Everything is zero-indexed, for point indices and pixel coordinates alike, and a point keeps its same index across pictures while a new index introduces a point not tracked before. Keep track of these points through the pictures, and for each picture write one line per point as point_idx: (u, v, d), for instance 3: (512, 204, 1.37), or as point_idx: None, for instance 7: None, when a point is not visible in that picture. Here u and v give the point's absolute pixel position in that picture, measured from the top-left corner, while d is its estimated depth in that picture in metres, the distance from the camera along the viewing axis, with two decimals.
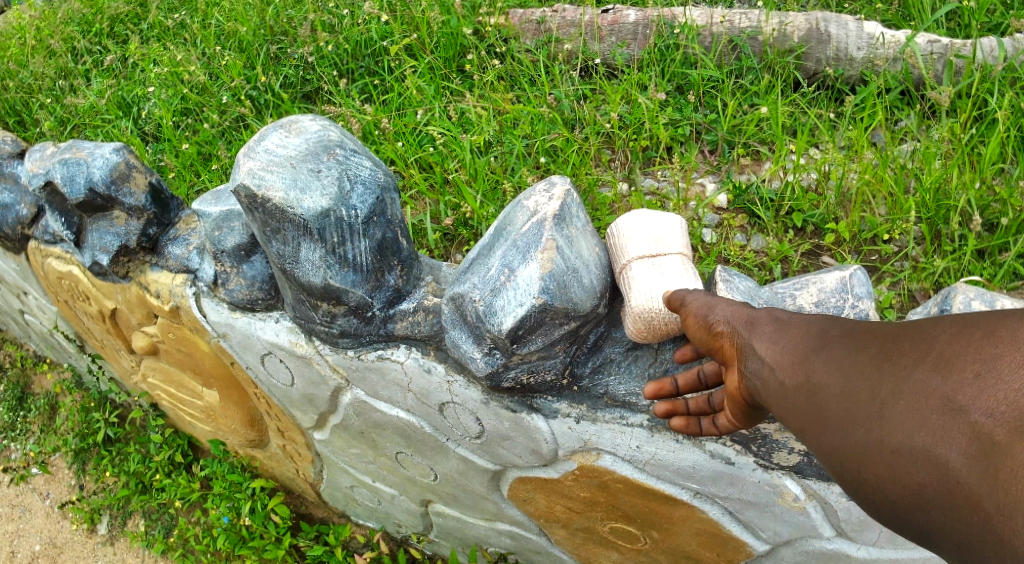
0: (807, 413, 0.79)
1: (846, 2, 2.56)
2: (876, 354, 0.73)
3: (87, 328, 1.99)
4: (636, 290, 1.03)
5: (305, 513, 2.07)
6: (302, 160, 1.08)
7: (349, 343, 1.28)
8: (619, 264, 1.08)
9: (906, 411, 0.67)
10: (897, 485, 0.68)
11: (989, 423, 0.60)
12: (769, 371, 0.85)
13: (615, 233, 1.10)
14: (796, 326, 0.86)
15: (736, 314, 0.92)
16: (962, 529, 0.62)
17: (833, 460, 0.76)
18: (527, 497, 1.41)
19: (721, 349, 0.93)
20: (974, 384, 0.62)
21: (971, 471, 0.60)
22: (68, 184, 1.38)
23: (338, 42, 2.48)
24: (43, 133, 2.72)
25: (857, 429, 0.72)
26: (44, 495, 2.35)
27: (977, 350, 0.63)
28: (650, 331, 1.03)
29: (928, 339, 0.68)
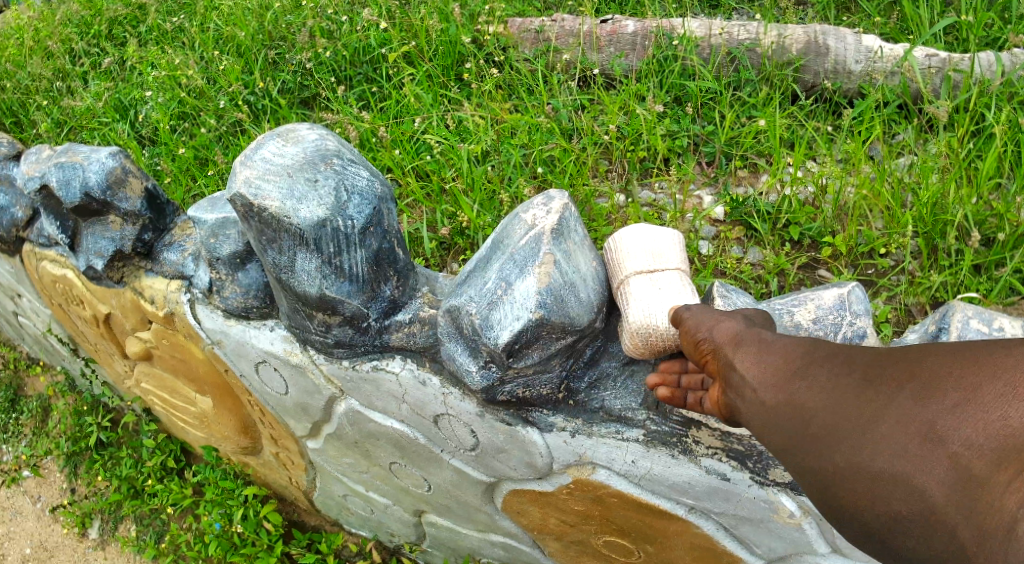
0: (786, 432, 0.80)
1: (843, 15, 2.57)
2: (857, 377, 0.75)
3: (80, 332, 1.98)
4: (632, 308, 1.03)
5: (297, 521, 2.05)
6: (298, 169, 1.08)
7: (344, 353, 1.27)
8: (616, 280, 1.07)
9: (888, 436, 0.69)
10: (874, 507, 0.70)
11: (971, 452, 0.63)
12: (751, 390, 0.84)
13: (611, 248, 1.09)
14: (778, 345, 0.86)
15: (722, 329, 0.91)
16: (939, 551, 0.66)
17: (807, 479, 0.78)
18: (521, 509, 1.40)
19: (708, 365, 0.92)
20: (956, 414, 0.65)
21: (950, 498, 0.64)
22: (63, 188, 1.38)
23: (337, 49, 2.48)
24: (39, 136, 2.71)
25: (835, 450, 0.73)
26: (35, 499, 2.34)
27: (959, 381, 0.66)
28: (647, 347, 1.03)
29: (907, 364, 0.71)
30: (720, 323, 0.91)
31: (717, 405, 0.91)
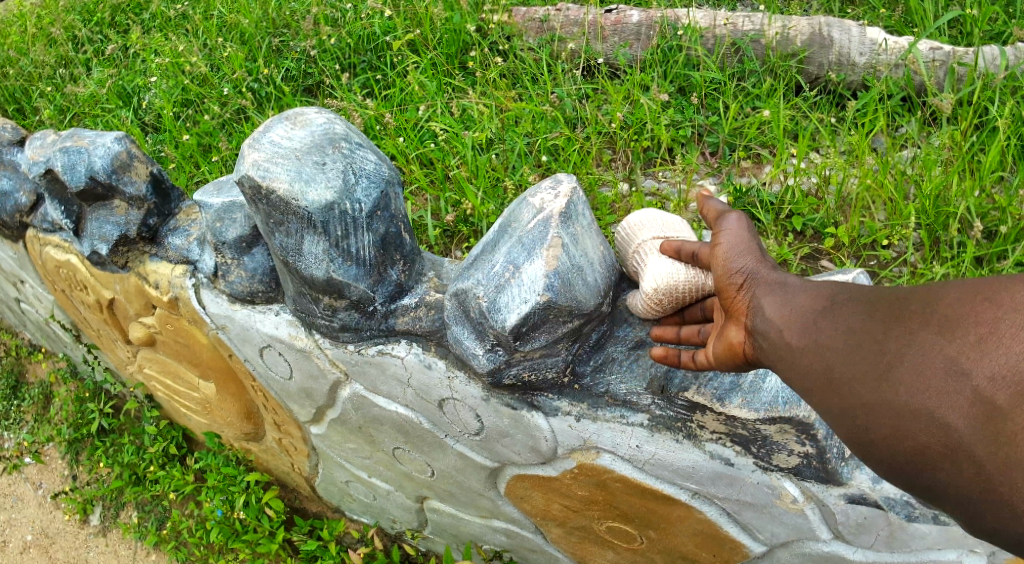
0: (813, 375, 0.80)
1: (848, 7, 2.57)
2: (881, 316, 0.74)
3: (83, 318, 1.98)
4: (649, 265, 1.07)
5: (299, 508, 2.06)
6: (307, 152, 1.08)
7: (350, 337, 1.28)
8: (633, 249, 1.12)
9: (910, 373, 0.68)
10: (902, 443, 0.70)
11: (992, 385, 0.62)
12: (778, 331, 0.84)
13: (624, 229, 1.17)
14: (807, 289, 0.86)
15: (756, 266, 0.91)
16: (967, 485, 0.66)
17: (838, 419, 0.78)
18: (524, 495, 1.41)
19: (731, 304, 0.92)
20: (977, 348, 0.63)
21: (973, 432, 0.63)
22: (68, 172, 1.38)
23: (341, 36, 2.47)
24: (42, 122, 2.70)
25: (862, 389, 0.74)
26: (37, 485, 2.35)
27: (978, 316, 0.64)
28: (669, 297, 1.03)
29: (928, 299, 0.69)
30: (754, 257, 0.91)
31: (734, 347, 0.91)
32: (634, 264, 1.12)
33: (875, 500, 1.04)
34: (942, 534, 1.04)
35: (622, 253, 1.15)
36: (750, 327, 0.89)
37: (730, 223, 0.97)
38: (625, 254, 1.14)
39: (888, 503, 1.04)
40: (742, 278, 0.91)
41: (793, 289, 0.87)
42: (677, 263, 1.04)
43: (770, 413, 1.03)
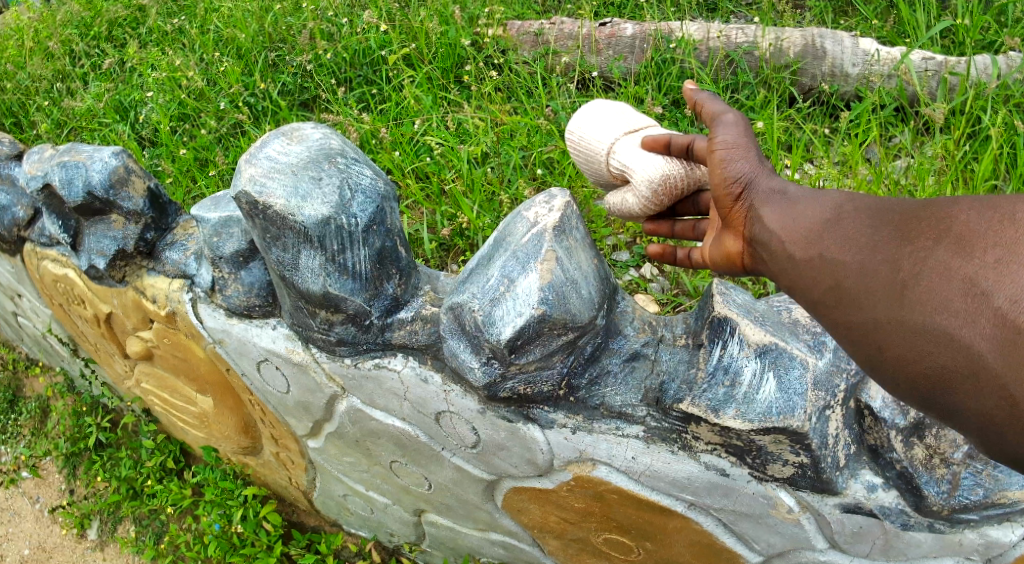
0: (829, 295, 0.80)
1: (841, 19, 2.60)
2: (894, 234, 0.74)
3: (80, 332, 1.98)
4: (630, 164, 1.17)
5: (297, 522, 2.06)
6: (303, 167, 1.10)
7: (347, 351, 1.28)
8: (600, 155, 1.22)
9: (925, 291, 0.68)
10: (918, 364, 0.70)
11: (1011, 303, 0.61)
12: (778, 243, 0.90)
13: (573, 139, 1.26)
14: (809, 200, 0.90)
15: (754, 172, 0.98)
16: (989, 406, 0.65)
17: (852, 341, 0.78)
18: (522, 507, 1.41)
19: (731, 214, 1.00)
20: (996, 268, 0.63)
21: (991, 349, 0.62)
22: (66, 187, 1.39)
23: (337, 51, 2.49)
24: (39, 136, 2.71)
25: (875, 307, 0.73)
26: (34, 499, 2.34)
27: (999, 236, 0.64)
28: (667, 191, 1.17)
29: (944, 218, 0.70)
30: (752, 164, 0.98)
31: (732, 255, 1.02)
32: (611, 170, 1.22)
33: (870, 509, 1.05)
34: (938, 541, 1.05)
35: (584, 162, 1.25)
36: (749, 236, 0.97)
37: (729, 129, 1.03)
38: (589, 161, 1.24)
39: (883, 512, 1.05)
40: (741, 186, 0.99)
41: (796, 202, 0.91)
42: (662, 158, 1.16)
43: (764, 424, 1.00)
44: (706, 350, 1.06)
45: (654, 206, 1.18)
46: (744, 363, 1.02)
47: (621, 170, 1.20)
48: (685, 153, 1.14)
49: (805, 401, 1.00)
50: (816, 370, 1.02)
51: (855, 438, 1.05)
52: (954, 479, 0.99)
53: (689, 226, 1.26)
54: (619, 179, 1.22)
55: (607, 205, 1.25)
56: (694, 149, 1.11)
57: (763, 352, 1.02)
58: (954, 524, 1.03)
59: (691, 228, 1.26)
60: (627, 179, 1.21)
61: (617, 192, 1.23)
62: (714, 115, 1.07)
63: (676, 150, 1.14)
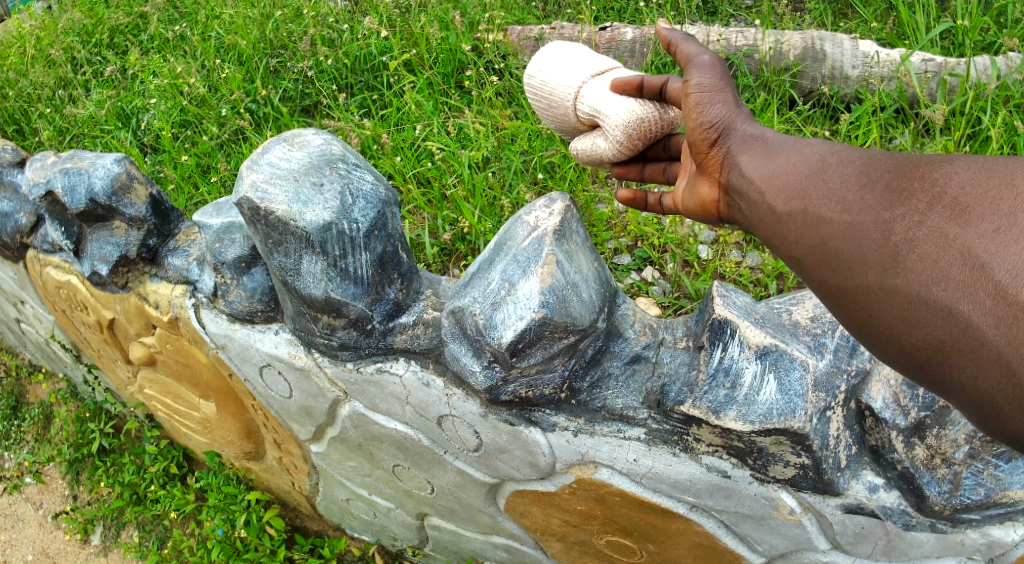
0: (820, 261, 0.80)
1: (840, 21, 2.61)
2: (885, 196, 0.74)
3: (83, 338, 1.99)
4: (600, 107, 1.15)
5: (300, 526, 2.06)
6: (305, 173, 1.10)
7: (349, 356, 1.29)
8: (566, 101, 1.19)
9: (920, 258, 0.67)
10: (913, 335, 0.69)
11: (1008, 271, 0.60)
12: (758, 193, 0.92)
13: (536, 86, 1.22)
14: (788, 148, 0.92)
15: (729, 117, 0.99)
16: (984, 382, 0.63)
17: (844, 307, 0.77)
18: (524, 510, 1.41)
19: (707, 160, 1.02)
20: (993, 237, 0.62)
21: (987, 318, 0.61)
22: (69, 194, 1.40)
23: (337, 57, 2.50)
24: (41, 143, 2.72)
25: (868, 273, 0.73)
26: (38, 505, 2.35)
27: (997, 205, 0.64)
28: (639, 135, 1.14)
29: (938, 184, 0.69)
30: (728, 108, 0.99)
31: (707, 202, 1.05)
32: (579, 115, 1.19)
33: (872, 510, 1.06)
34: (940, 541, 1.05)
35: (549, 109, 1.22)
36: (726, 184, 0.99)
37: (704, 70, 1.02)
38: (555, 107, 1.21)
39: (885, 513, 1.06)
40: (717, 132, 0.99)
41: (774, 149, 0.93)
42: (632, 100, 1.13)
43: (765, 425, 1.01)
44: (706, 353, 1.06)
45: (627, 149, 1.16)
46: (745, 365, 1.02)
47: (590, 115, 1.17)
48: (656, 95, 1.12)
49: (805, 402, 1.01)
50: (816, 371, 1.02)
51: (855, 439, 1.05)
52: (955, 478, 1.00)
53: (659, 170, 1.24)
54: (588, 124, 1.20)
55: (576, 152, 1.22)
56: (666, 90, 1.09)
57: (763, 354, 1.02)
58: (955, 523, 1.03)
59: (662, 171, 1.24)
60: (597, 123, 1.18)
61: (586, 138, 1.20)
62: (688, 55, 1.05)
63: (648, 92, 1.12)
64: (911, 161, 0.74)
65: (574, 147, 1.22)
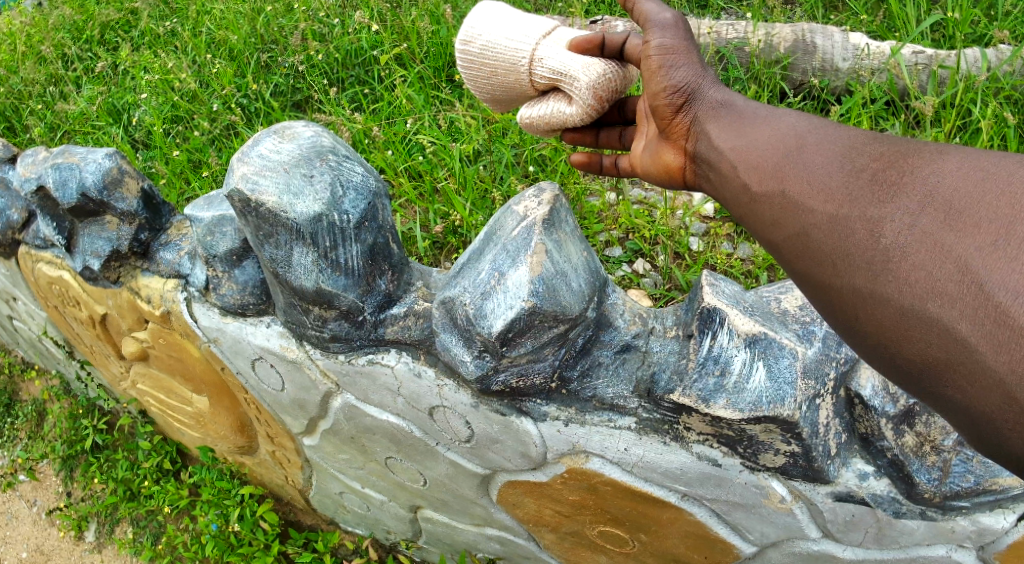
0: (807, 258, 0.78)
1: (831, 14, 2.62)
2: (873, 194, 0.72)
3: (76, 334, 1.98)
4: (563, 67, 1.10)
5: (294, 521, 2.06)
6: (295, 165, 1.10)
7: (341, 348, 1.29)
8: (521, 65, 1.13)
9: (913, 267, 0.65)
10: (904, 346, 0.67)
11: (1007, 289, 0.58)
12: (729, 166, 0.94)
13: (479, 50, 1.15)
14: (761, 123, 0.93)
15: (697, 82, 1.01)
16: (975, 399, 0.62)
17: (832, 308, 0.76)
18: (517, 501, 1.42)
19: (673, 126, 1.04)
20: (991, 250, 0.61)
21: (983, 337, 0.59)
22: (60, 189, 1.39)
23: (329, 51, 2.50)
24: (33, 140, 2.71)
25: (856, 276, 0.71)
26: (32, 502, 2.34)
27: (995, 214, 0.62)
28: (604, 94, 1.11)
29: (930, 187, 0.68)
30: (696, 71, 1.01)
31: (671, 168, 1.07)
32: (536, 78, 1.14)
33: (862, 498, 1.06)
34: (930, 528, 1.06)
35: (497, 75, 1.16)
36: (693, 151, 1.02)
37: (668, 32, 1.02)
38: (507, 72, 1.15)
39: (875, 500, 1.06)
40: (686, 97, 1.01)
41: (745, 121, 0.96)
42: (594, 58, 1.10)
43: (754, 413, 1.02)
44: (696, 341, 1.05)
45: (594, 112, 1.13)
46: (734, 353, 1.03)
47: (550, 77, 1.12)
48: (615, 54, 1.11)
49: (794, 390, 1.01)
50: (805, 359, 1.02)
51: (845, 426, 1.06)
52: (944, 466, 1.01)
53: (614, 136, 1.24)
54: (544, 88, 1.15)
55: (533, 119, 1.17)
56: (626, 49, 1.09)
57: (753, 342, 1.02)
58: (946, 511, 1.04)
59: (617, 136, 1.24)
60: (555, 85, 1.14)
61: (545, 102, 1.15)
62: (647, 14, 1.02)
63: (608, 50, 1.11)
64: (900, 158, 0.73)
65: (531, 114, 1.17)
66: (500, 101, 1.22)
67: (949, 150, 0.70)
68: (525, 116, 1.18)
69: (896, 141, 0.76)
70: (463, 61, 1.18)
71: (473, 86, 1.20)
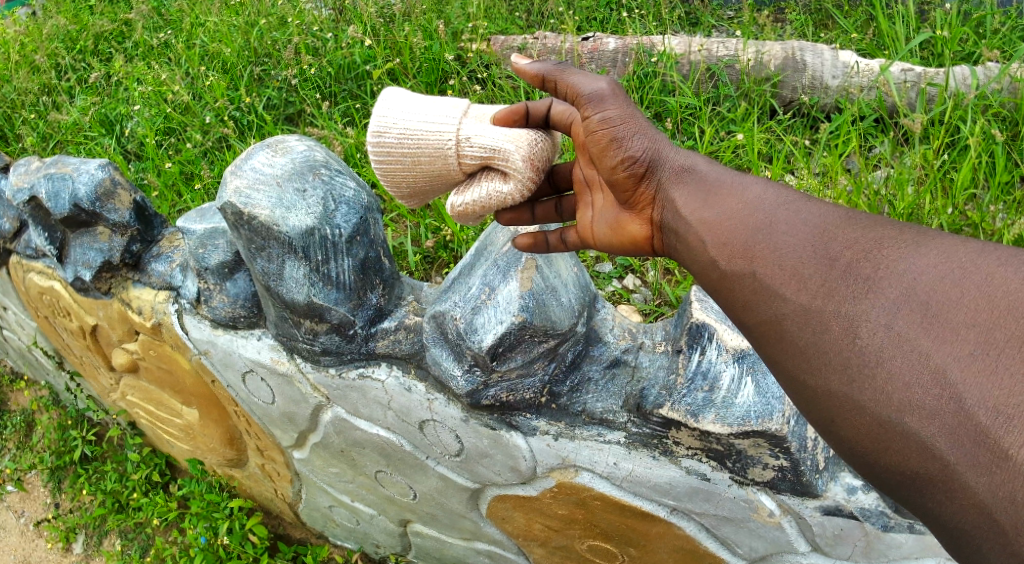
0: (779, 347, 0.76)
1: (821, 31, 2.65)
2: (848, 286, 0.71)
3: (66, 345, 1.98)
4: (494, 142, 0.99)
5: (283, 534, 2.05)
6: (288, 179, 1.11)
7: (331, 361, 1.29)
8: (446, 149, 1.00)
9: (890, 377, 0.65)
10: (881, 454, 0.67)
11: (986, 407, 0.60)
12: (697, 238, 0.88)
13: (396, 139, 1.01)
14: (728, 191, 0.88)
15: (653, 147, 0.93)
16: (954, 514, 0.62)
17: (803, 402, 0.74)
18: (506, 515, 1.42)
19: (636, 197, 0.96)
20: (968, 361, 0.62)
21: (963, 456, 0.60)
22: (52, 200, 1.40)
23: (321, 65, 2.51)
24: (25, 149, 2.71)
25: (829, 376, 0.70)
26: (19, 513, 2.32)
27: (974, 319, 0.64)
28: (540, 161, 1.01)
29: (908, 282, 0.68)
30: (650, 136, 0.93)
31: (640, 239, 0.98)
32: (466, 159, 1.01)
33: (850, 512, 1.07)
34: (918, 542, 1.06)
35: (420, 164, 1.02)
36: (660, 221, 0.94)
37: (607, 103, 0.94)
38: (433, 157, 1.01)
39: (863, 514, 1.06)
40: (647, 165, 0.93)
41: (714, 187, 0.90)
42: (522, 129, 1.01)
43: (743, 427, 1.02)
44: (685, 356, 1.08)
45: (533, 185, 1.02)
46: (723, 368, 1.05)
47: (482, 156, 1.00)
48: (539, 123, 1.03)
49: (783, 405, 1.02)
50: None
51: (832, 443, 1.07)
52: None
53: (551, 208, 1.09)
54: (473, 170, 1.02)
55: (469, 205, 1.02)
56: (551, 117, 1.02)
57: (741, 357, 1.05)
58: None
59: (554, 209, 1.09)
60: (485, 165, 1.02)
61: (478, 186, 1.02)
62: (578, 89, 0.95)
63: (533, 120, 1.03)
64: (876, 245, 0.73)
65: (465, 200, 1.02)
66: (419, 193, 1.07)
67: (926, 239, 0.71)
68: (458, 203, 1.03)
69: (874, 223, 0.75)
70: (376, 154, 1.03)
71: (388, 181, 1.06)
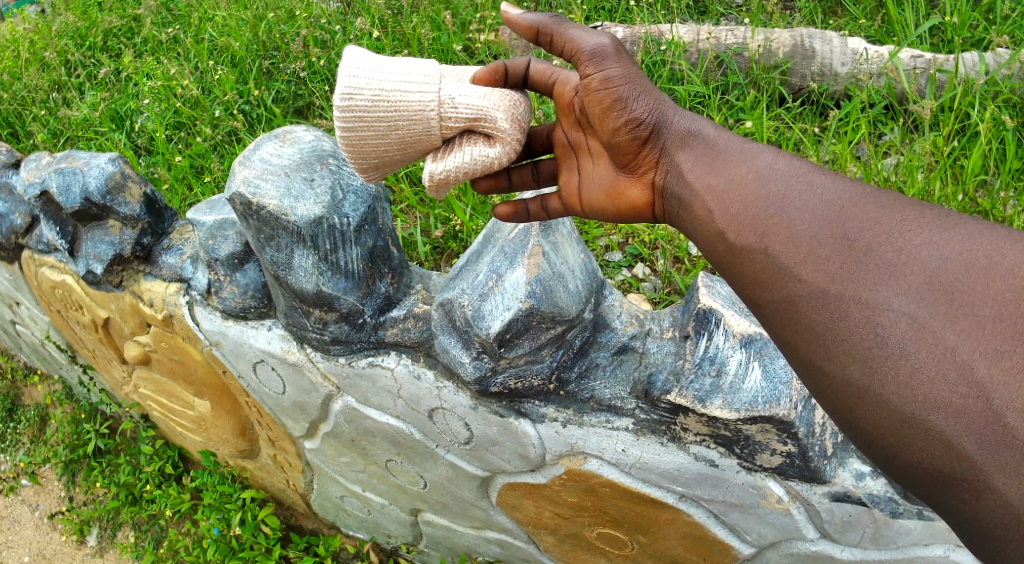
0: (793, 329, 0.76)
1: (830, 18, 2.64)
2: (869, 273, 0.71)
3: (79, 339, 1.99)
4: (479, 103, 0.96)
5: (295, 525, 2.07)
6: (296, 169, 1.12)
7: (341, 350, 1.30)
8: (426, 112, 0.96)
9: (914, 371, 0.65)
10: (903, 451, 0.67)
11: (1014, 408, 0.60)
12: (710, 215, 0.87)
13: (369, 102, 0.95)
14: (736, 159, 0.88)
15: (656, 108, 0.93)
16: (979, 513, 0.64)
17: (820, 392, 0.74)
18: (516, 503, 1.42)
19: (639, 160, 0.96)
20: (997, 359, 0.62)
21: (991, 458, 0.61)
22: (63, 194, 1.40)
23: (330, 58, 2.53)
24: (36, 146, 2.72)
25: (849, 366, 0.69)
26: (34, 507, 2.34)
27: (1000, 313, 0.64)
28: (521, 122, 0.99)
29: (931, 270, 0.68)
30: (653, 96, 0.93)
31: (640, 203, 0.99)
32: (449, 122, 0.97)
33: (859, 498, 1.06)
34: (927, 528, 1.05)
35: (396, 129, 0.96)
36: (663, 185, 0.95)
37: (610, 62, 0.92)
38: (412, 121, 0.96)
39: (872, 500, 1.06)
40: (651, 126, 0.93)
41: (720, 155, 0.90)
42: (502, 93, 0.99)
43: (751, 413, 1.02)
44: (692, 342, 1.08)
45: (516, 148, 0.99)
46: (730, 353, 1.05)
47: (466, 118, 0.96)
48: (516, 82, 1.03)
49: (790, 390, 1.02)
50: None
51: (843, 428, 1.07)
52: None
53: (528, 173, 1.09)
54: (454, 134, 0.98)
55: (450, 171, 0.98)
56: (529, 76, 1.04)
57: (748, 342, 1.05)
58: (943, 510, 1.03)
59: (531, 175, 1.09)
60: (468, 129, 0.98)
61: (459, 150, 0.98)
62: (578, 46, 0.92)
63: (511, 79, 1.02)
64: (897, 227, 0.72)
65: (447, 167, 0.98)
66: (389, 164, 1.02)
67: (949, 223, 0.71)
68: (438, 170, 0.98)
69: (893, 204, 0.75)
70: (344, 119, 0.96)
71: (355, 151, 0.99)
